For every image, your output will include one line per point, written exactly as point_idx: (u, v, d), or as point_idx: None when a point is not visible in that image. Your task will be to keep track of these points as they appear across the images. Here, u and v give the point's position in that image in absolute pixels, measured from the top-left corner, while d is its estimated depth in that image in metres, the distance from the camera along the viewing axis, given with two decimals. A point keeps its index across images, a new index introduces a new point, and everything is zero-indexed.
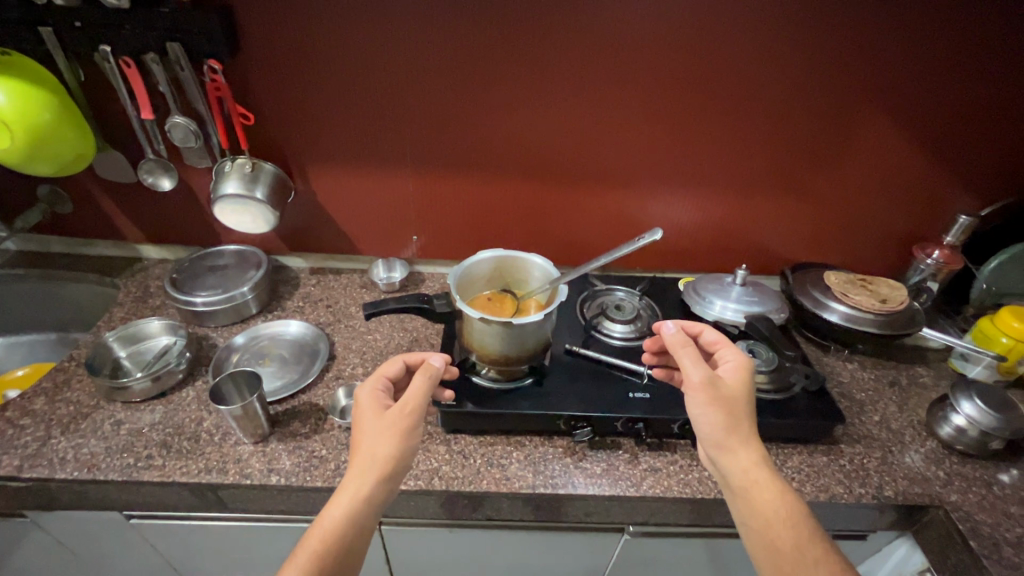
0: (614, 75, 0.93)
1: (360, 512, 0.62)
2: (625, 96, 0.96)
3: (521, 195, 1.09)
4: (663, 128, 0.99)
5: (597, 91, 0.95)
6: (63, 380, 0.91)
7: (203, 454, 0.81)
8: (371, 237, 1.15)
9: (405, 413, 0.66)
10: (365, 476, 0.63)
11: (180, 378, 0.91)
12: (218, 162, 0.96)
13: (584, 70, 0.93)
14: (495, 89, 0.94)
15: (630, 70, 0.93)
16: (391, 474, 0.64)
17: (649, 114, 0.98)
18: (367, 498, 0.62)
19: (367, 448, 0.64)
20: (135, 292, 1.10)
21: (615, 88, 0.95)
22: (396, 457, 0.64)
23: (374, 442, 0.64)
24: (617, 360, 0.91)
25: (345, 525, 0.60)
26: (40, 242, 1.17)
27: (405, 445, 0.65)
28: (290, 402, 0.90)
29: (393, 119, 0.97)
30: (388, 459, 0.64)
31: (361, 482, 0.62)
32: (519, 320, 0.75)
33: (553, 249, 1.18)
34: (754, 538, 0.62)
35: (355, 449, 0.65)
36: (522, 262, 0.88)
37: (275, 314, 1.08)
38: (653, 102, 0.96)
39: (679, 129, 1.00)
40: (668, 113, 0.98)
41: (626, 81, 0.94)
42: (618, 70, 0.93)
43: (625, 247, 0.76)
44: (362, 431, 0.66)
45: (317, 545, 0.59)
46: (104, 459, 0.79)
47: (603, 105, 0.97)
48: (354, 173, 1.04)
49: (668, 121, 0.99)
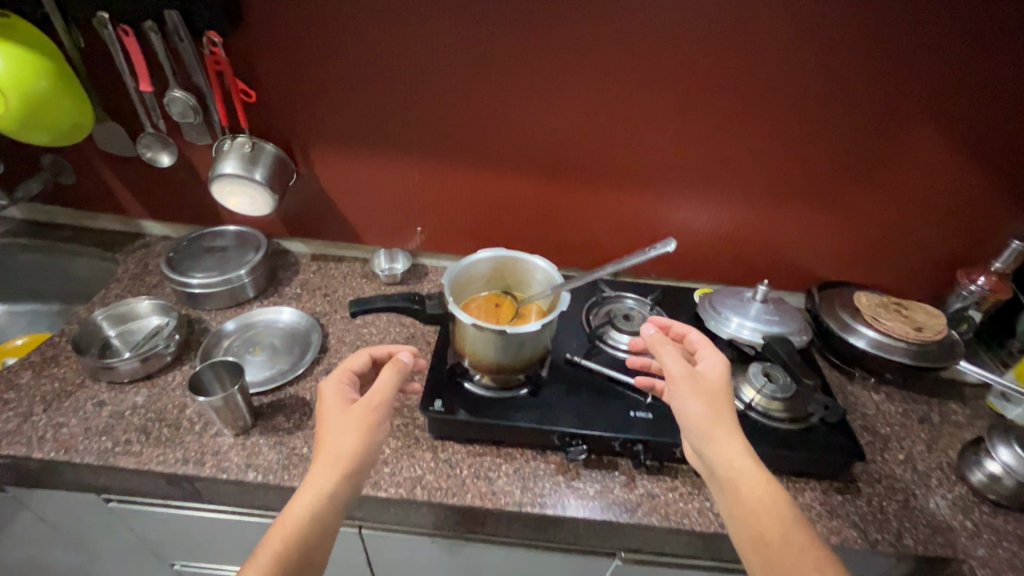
0: (637, 65, 0.86)
1: (327, 508, 0.58)
2: (648, 89, 0.89)
3: (532, 191, 1.03)
4: (688, 125, 0.92)
5: (619, 82, 0.88)
6: (51, 356, 0.89)
7: (182, 443, 0.78)
8: (374, 226, 1.11)
9: (371, 407, 0.64)
10: (333, 470, 0.59)
11: (168, 361, 0.89)
12: (218, 140, 0.93)
13: (604, 59, 0.86)
14: (509, 75, 0.88)
15: (655, 61, 0.86)
16: (357, 471, 0.61)
17: (673, 109, 0.91)
18: (334, 495, 0.59)
19: (334, 442, 0.61)
20: (134, 268, 1.09)
21: (638, 80, 0.88)
22: (363, 452, 0.61)
23: (343, 436, 0.61)
24: (620, 375, 0.85)
25: (312, 518, 0.57)
26: (46, 212, 1.16)
27: (372, 440, 0.62)
28: (276, 394, 0.87)
29: (399, 103, 0.92)
30: (355, 454, 0.61)
31: (329, 477, 0.59)
32: (514, 329, 0.69)
33: (563, 249, 1.12)
34: (742, 533, 0.58)
35: (322, 442, 0.62)
36: (524, 263, 0.81)
37: (272, 300, 1.05)
38: (677, 97, 0.89)
39: (705, 128, 0.92)
40: (694, 109, 0.90)
41: (651, 72, 0.87)
42: (642, 60, 0.86)
43: (632, 259, 0.69)
44: (329, 425, 0.63)
45: (283, 538, 0.55)
46: (82, 441, 0.77)
47: (625, 98, 0.90)
48: (358, 157, 0.99)
49: (693, 119, 0.91)
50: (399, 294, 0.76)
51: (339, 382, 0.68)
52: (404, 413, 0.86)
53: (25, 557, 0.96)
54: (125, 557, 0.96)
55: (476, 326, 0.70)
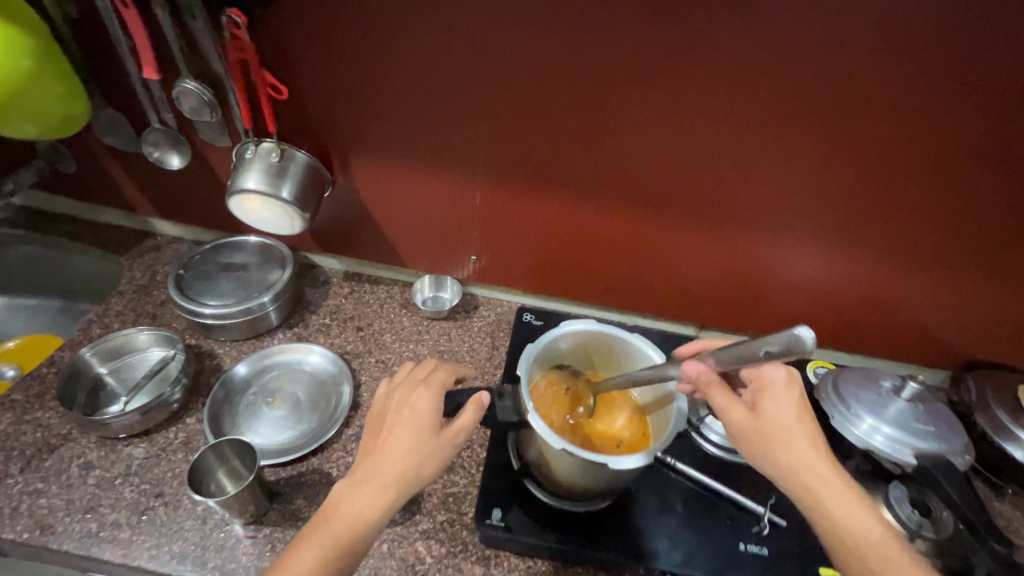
0: (796, 93, 0.63)
1: (361, 530, 0.46)
2: (804, 125, 0.66)
3: (619, 228, 0.83)
4: (846, 174, 0.69)
5: (764, 112, 0.65)
6: (36, 394, 0.74)
7: (181, 530, 0.64)
8: (420, 249, 0.92)
9: (429, 418, 0.50)
10: (374, 488, 0.46)
11: (172, 412, 0.74)
12: (240, 144, 0.75)
13: (752, 81, 0.63)
14: (616, 89, 0.67)
15: (822, 90, 0.62)
16: (401, 494, 0.47)
17: (831, 153, 0.68)
18: (371, 517, 0.46)
19: (380, 452, 0.48)
20: (141, 279, 0.93)
21: (791, 112, 0.65)
22: (410, 472, 0.47)
23: (389, 447, 0.48)
24: (726, 488, 0.67)
25: (344, 536, 0.45)
26: (46, 200, 1.00)
27: (424, 458, 0.48)
28: (297, 466, 0.72)
29: (467, 113, 0.72)
30: (400, 470, 0.47)
31: (367, 495, 0.46)
32: (607, 460, 0.52)
33: (645, 293, 0.92)
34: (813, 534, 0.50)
35: (369, 449, 0.49)
36: (620, 340, 0.65)
37: (297, 331, 0.89)
38: (841, 139, 0.66)
39: (870, 178, 0.69)
40: (860, 155, 0.67)
41: (812, 103, 0.64)
42: (804, 87, 0.63)
43: (756, 351, 0.48)
44: (378, 431, 0.50)
45: (314, 558, 0.44)
46: (62, 520, 0.63)
47: (768, 133, 0.67)
48: (410, 171, 0.81)
49: (855, 167, 0.68)
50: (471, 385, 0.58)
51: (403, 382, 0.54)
52: (449, 505, 0.69)
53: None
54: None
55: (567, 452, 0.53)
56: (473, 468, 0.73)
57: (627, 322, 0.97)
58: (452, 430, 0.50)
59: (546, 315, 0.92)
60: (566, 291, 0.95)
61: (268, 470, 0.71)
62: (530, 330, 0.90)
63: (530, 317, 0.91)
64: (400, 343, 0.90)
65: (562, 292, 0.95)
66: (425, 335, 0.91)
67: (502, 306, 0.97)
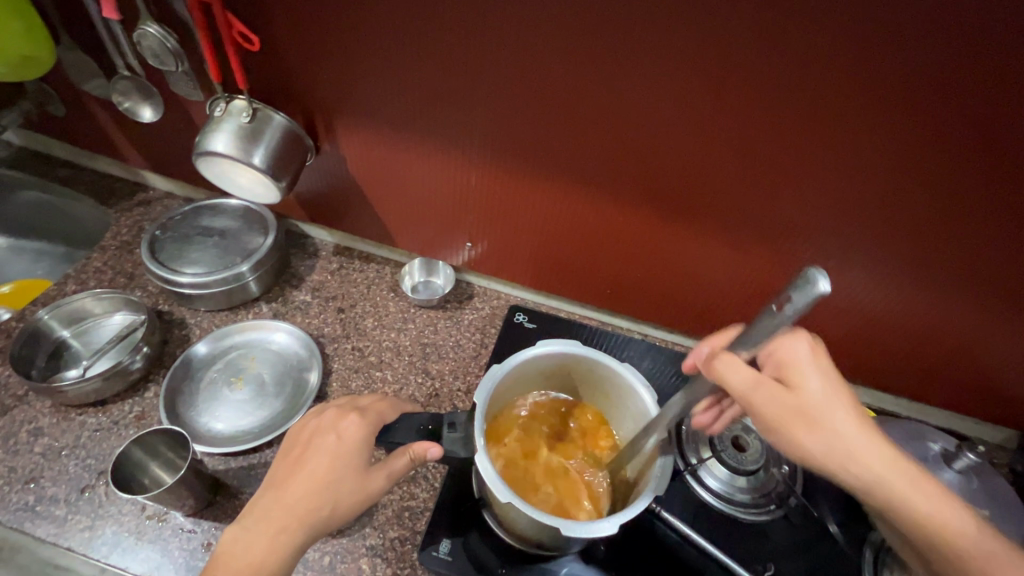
0: (864, 93, 0.49)
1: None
2: (870, 135, 0.51)
3: (631, 230, 0.71)
4: (917, 199, 0.55)
5: (818, 113, 0.51)
6: (1, 349, 0.73)
7: (117, 513, 0.61)
8: (413, 228, 0.84)
9: (349, 451, 0.46)
10: (277, 529, 0.43)
11: (133, 381, 0.70)
12: (211, 101, 0.67)
13: (805, 73, 0.49)
14: (632, 70, 0.54)
15: (900, 92, 0.48)
16: (309, 537, 0.44)
17: (901, 172, 0.53)
18: (271, 567, 0.42)
19: (288, 488, 0.45)
20: (125, 235, 0.89)
21: (853, 117, 0.51)
22: (322, 512, 0.44)
23: (300, 481, 0.45)
24: (718, 551, 0.58)
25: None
26: (42, 142, 0.97)
27: (340, 498, 0.45)
28: (248, 457, 0.67)
29: (458, 83, 0.61)
30: (310, 510, 0.44)
31: (268, 538, 0.42)
32: (565, 528, 0.45)
33: (658, 303, 0.81)
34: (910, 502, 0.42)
35: (275, 483, 0.46)
36: (607, 369, 0.56)
37: (275, 307, 0.83)
38: (918, 156, 0.51)
39: (949, 208, 0.54)
40: (941, 179, 0.52)
41: (885, 108, 0.49)
42: (876, 87, 0.48)
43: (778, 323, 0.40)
44: (289, 461, 0.47)
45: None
46: (2, 489, 0.62)
47: (820, 139, 0.53)
48: (397, 144, 0.72)
49: (930, 193, 0.54)
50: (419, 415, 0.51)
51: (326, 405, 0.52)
52: (403, 521, 0.63)
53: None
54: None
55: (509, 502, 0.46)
56: (436, 482, 0.66)
57: (637, 331, 0.87)
58: (380, 468, 0.47)
59: (543, 317, 0.83)
60: (569, 291, 0.85)
61: (217, 459, 0.66)
62: (522, 331, 0.81)
63: (523, 318, 0.82)
64: (382, 330, 0.83)
65: (564, 291, 0.85)
66: (409, 324, 0.84)
67: (498, 299, 0.88)
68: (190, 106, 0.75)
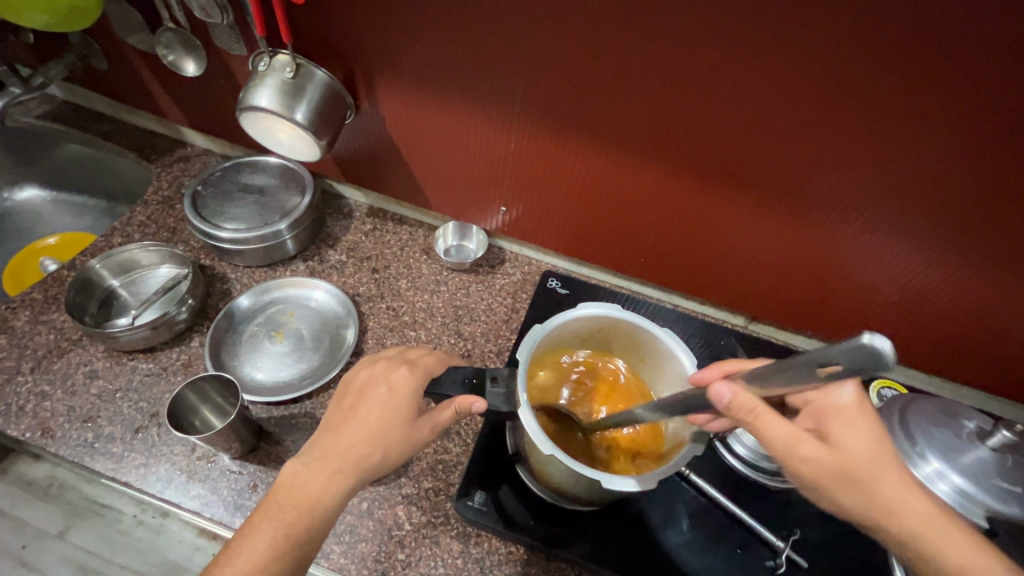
0: (930, 64, 0.46)
1: (313, 517, 0.45)
2: (934, 108, 0.49)
3: (670, 200, 0.70)
4: (975, 177, 0.53)
5: (879, 81, 0.49)
6: (55, 296, 0.76)
7: (169, 453, 0.65)
8: (447, 191, 0.84)
9: (398, 403, 0.48)
10: (332, 470, 0.45)
11: (179, 331, 0.73)
12: (254, 55, 0.67)
13: (870, 42, 0.47)
14: (683, 35, 0.52)
15: (971, 61, 0.45)
16: (360, 481, 0.46)
17: (961, 149, 0.51)
18: (324, 503, 0.45)
19: (342, 433, 0.47)
20: (166, 190, 0.91)
21: (917, 88, 0.48)
22: (374, 458, 0.46)
23: (354, 427, 0.47)
24: (744, 513, 0.60)
25: (296, 522, 0.44)
26: (84, 96, 0.98)
27: (385, 444, 0.47)
28: (289, 407, 0.69)
29: (501, 45, 0.60)
30: (362, 456, 0.46)
31: (324, 476, 0.45)
32: (606, 479, 0.46)
33: (691, 275, 0.80)
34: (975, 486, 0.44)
35: (332, 427, 0.48)
36: (645, 332, 0.57)
37: (312, 264, 0.85)
38: (982, 133, 0.49)
39: (1010, 188, 0.52)
40: (1006, 157, 0.50)
41: (952, 80, 0.47)
42: (947, 57, 0.46)
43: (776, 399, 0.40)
44: (343, 407, 0.49)
45: (269, 541, 0.44)
46: (62, 426, 0.66)
47: (878, 113, 0.51)
48: (436, 105, 0.71)
49: (991, 171, 0.52)
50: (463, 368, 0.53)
51: (375, 358, 0.54)
52: (437, 473, 0.65)
53: (8, 505, 0.86)
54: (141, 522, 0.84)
55: (552, 455, 0.47)
56: (469, 438, 0.68)
57: (668, 302, 0.87)
58: (426, 420, 0.49)
59: (574, 283, 0.83)
60: (602, 259, 0.85)
61: (260, 408, 0.69)
62: (553, 298, 0.81)
63: (556, 284, 0.83)
64: (415, 291, 0.84)
65: (597, 259, 0.85)
66: (442, 287, 0.85)
67: (529, 265, 0.89)
68: (232, 62, 0.75)
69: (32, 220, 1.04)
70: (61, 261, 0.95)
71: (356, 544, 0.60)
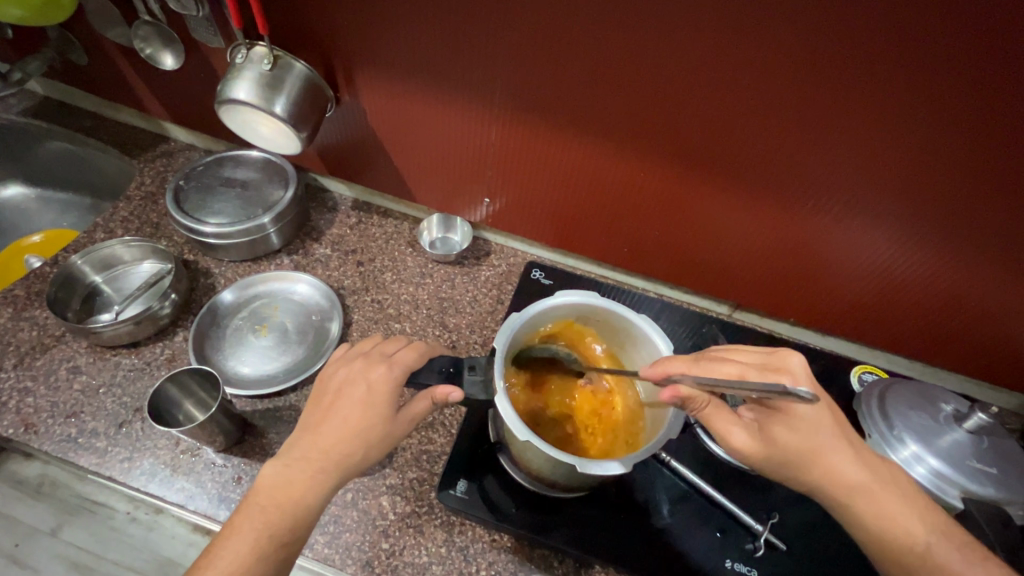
0: (901, 47, 0.47)
1: (288, 506, 0.45)
2: (906, 92, 0.49)
3: (650, 189, 0.71)
4: (949, 161, 0.53)
5: (847, 66, 0.49)
6: (37, 292, 0.76)
7: (153, 447, 0.65)
8: (431, 183, 0.84)
9: (378, 399, 0.48)
10: (314, 469, 0.46)
11: (163, 326, 0.73)
12: (232, 48, 0.67)
13: (840, 26, 0.47)
14: (656, 21, 0.52)
15: (935, 44, 0.45)
16: (343, 479, 0.47)
17: (935, 133, 0.51)
18: (307, 503, 0.45)
19: (322, 431, 0.47)
20: (149, 186, 0.91)
21: (885, 73, 0.49)
22: (356, 455, 0.47)
23: (334, 426, 0.47)
24: (724, 498, 0.60)
25: (271, 512, 0.45)
26: (65, 92, 0.97)
27: (362, 434, 0.47)
28: (273, 400, 0.69)
29: (478, 36, 0.60)
30: (341, 450, 0.46)
31: (305, 476, 0.45)
32: (582, 464, 0.47)
33: (674, 263, 0.81)
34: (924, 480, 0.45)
35: (312, 426, 0.48)
36: (623, 319, 0.58)
37: (297, 258, 0.85)
38: (956, 116, 0.49)
39: (985, 171, 0.52)
40: (973, 139, 0.50)
41: (923, 64, 0.47)
42: (918, 38, 0.46)
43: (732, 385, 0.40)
44: (321, 408, 0.49)
45: (251, 543, 0.43)
46: (45, 421, 0.66)
47: (852, 99, 0.52)
48: (416, 97, 0.71)
49: (964, 154, 0.52)
50: (440, 358, 0.54)
51: (355, 354, 0.54)
52: (421, 464, 0.66)
53: None
54: (133, 519, 0.84)
55: (529, 441, 0.48)
56: (452, 428, 0.69)
57: (652, 291, 0.88)
58: (405, 414, 0.50)
59: (559, 274, 0.84)
60: (586, 250, 0.85)
61: (244, 401, 0.69)
62: (537, 288, 0.82)
63: (540, 274, 0.83)
64: (400, 284, 0.84)
65: (581, 250, 0.85)
66: (427, 279, 0.85)
67: (515, 257, 0.89)
68: (211, 56, 0.75)
69: (16, 217, 1.03)
70: (46, 259, 0.95)
71: (340, 534, 0.60)
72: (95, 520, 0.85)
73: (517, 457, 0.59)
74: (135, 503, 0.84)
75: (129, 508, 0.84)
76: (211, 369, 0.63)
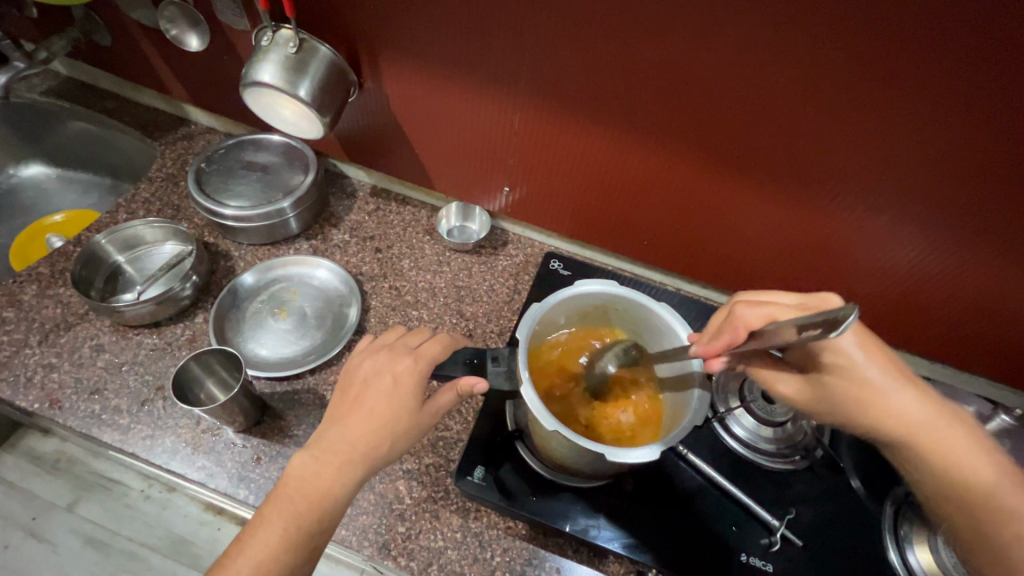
0: (939, 46, 0.45)
1: (312, 495, 0.45)
2: (944, 92, 0.48)
3: (671, 183, 0.70)
4: (982, 163, 0.52)
5: (878, 65, 0.48)
6: (61, 270, 0.77)
7: (175, 426, 0.66)
8: (450, 172, 0.84)
9: (403, 391, 0.49)
10: (341, 461, 0.46)
11: (184, 307, 0.74)
12: (258, 31, 0.67)
13: (874, 23, 0.46)
14: (687, 14, 0.51)
15: (973, 45, 0.44)
16: (369, 470, 0.47)
17: (966, 134, 0.50)
18: (336, 494, 0.46)
19: (350, 423, 0.47)
20: (170, 167, 0.91)
21: (917, 73, 0.48)
22: (382, 446, 0.47)
23: (360, 418, 0.48)
24: (740, 493, 0.60)
25: (298, 500, 0.45)
26: (87, 72, 0.97)
27: (384, 423, 0.48)
28: (293, 382, 0.70)
29: (508, 27, 0.60)
30: (367, 442, 0.47)
31: (333, 468, 0.46)
32: (613, 453, 0.47)
33: (692, 258, 0.80)
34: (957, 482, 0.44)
35: (339, 417, 0.48)
36: (645, 309, 0.58)
37: (316, 244, 0.85)
38: (996, 119, 0.48)
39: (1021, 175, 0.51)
40: (1010, 140, 0.49)
41: (962, 63, 0.46)
42: (960, 38, 0.44)
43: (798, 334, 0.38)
44: (348, 399, 0.49)
45: (279, 533, 0.44)
46: (69, 398, 0.67)
47: (886, 99, 0.51)
48: (439, 85, 0.71)
49: (1000, 158, 0.51)
50: (463, 350, 0.54)
51: (379, 345, 0.54)
52: (438, 450, 0.66)
53: (18, 478, 0.89)
54: (148, 497, 0.85)
55: (557, 432, 0.48)
56: (469, 416, 0.69)
57: (670, 286, 0.88)
58: (430, 406, 0.50)
59: (577, 265, 0.83)
60: (604, 243, 0.85)
61: (263, 383, 0.70)
62: (555, 278, 0.81)
63: (558, 265, 0.83)
64: (418, 271, 0.84)
65: (599, 242, 0.85)
66: (444, 267, 0.85)
67: (532, 247, 0.89)
68: (236, 39, 0.75)
69: (36, 196, 1.04)
70: (66, 238, 0.96)
71: (358, 517, 0.61)
72: (109, 496, 0.87)
73: (539, 445, 0.60)
74: (150, 481, 0.86)
75: (144, 486, 0.85)
76: (232, 350, 0.64)
